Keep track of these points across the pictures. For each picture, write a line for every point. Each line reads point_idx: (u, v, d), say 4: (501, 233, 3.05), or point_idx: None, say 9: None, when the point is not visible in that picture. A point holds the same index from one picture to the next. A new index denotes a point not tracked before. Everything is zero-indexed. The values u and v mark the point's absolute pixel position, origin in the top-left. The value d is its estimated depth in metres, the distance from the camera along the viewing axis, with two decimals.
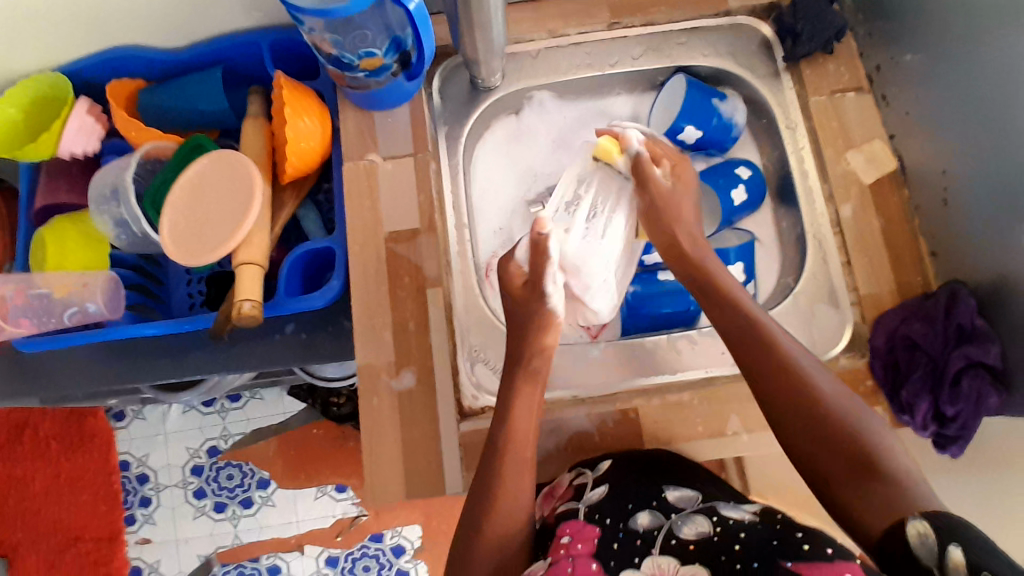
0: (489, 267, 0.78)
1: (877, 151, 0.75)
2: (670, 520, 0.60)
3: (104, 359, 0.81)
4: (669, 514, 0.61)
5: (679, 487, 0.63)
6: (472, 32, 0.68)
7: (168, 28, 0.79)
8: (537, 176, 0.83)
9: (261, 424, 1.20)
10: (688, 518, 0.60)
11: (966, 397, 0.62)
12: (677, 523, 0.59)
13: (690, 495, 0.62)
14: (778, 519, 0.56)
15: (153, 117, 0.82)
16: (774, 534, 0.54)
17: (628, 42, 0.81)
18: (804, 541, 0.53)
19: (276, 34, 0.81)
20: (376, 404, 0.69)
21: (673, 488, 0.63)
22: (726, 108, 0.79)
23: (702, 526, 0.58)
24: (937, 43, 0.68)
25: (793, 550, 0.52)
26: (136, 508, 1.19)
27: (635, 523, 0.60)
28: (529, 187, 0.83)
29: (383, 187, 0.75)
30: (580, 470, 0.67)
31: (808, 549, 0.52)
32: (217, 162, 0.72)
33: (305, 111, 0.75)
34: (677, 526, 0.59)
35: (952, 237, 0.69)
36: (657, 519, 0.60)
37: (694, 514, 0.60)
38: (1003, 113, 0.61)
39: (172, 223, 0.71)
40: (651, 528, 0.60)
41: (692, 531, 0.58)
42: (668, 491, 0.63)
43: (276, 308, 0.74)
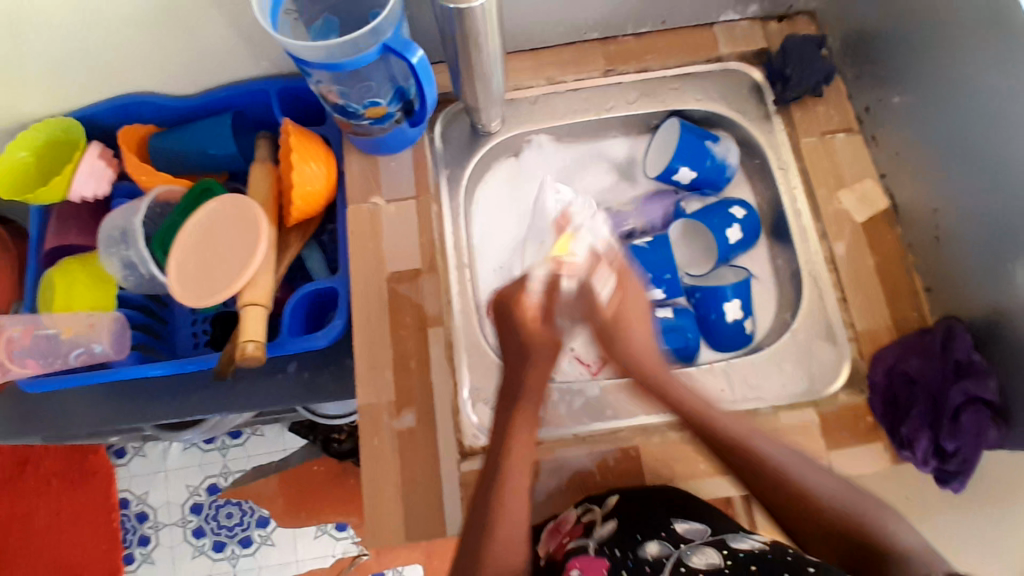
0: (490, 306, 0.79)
1: (868, 190, 0.77)
2: (678, 550, 0.59)
3: (107, 399, 0.81)
4: (678, 544, 0.60)
5: (688, 519, 0.62)
6: (472, 81, 0.71)
7: (181, 76, 0.82)
8: None
9: (263, 461, 1.20)
10: (697, 548, 0.59)
11: (966, 431, 0.62)
12: (686, 552, 0.59)
13: (699, 528, 0.61)
14: (789, 551, 0.56)
15: (163, 162, 0.85)
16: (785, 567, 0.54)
17: (623, 88, 0.84)
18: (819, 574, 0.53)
19: (284, 84, 0.83)
20: (377, 442, 0.69)
21: (681, 518, 0.62)
22: (719, 150, 0.81)
23: (712, 557, 0.57)
24: (923, 86, 0.70)
25: None
26: (135, 547, 1.18)
27: (645, 552, 0.60)
28: None
29: (386, 229, 0.77)
30: (587, 506, 0.66)
31: None
32: (227, 205, 0.74)
33: (312, 156, 0.77)
34: (687, 556, 0.58)
35: (946, 273, 0.70)
36: (666, 549, 0.60)
37: (704, 545, 0.59)
38: (989, 156, 0.63)
39: (180, 265, 0.73)
40: (660, 556, 0.59)
41: (702, 561, 0.57)
42: (676, 522, 0.62)
43: (279, 348, 0.75)
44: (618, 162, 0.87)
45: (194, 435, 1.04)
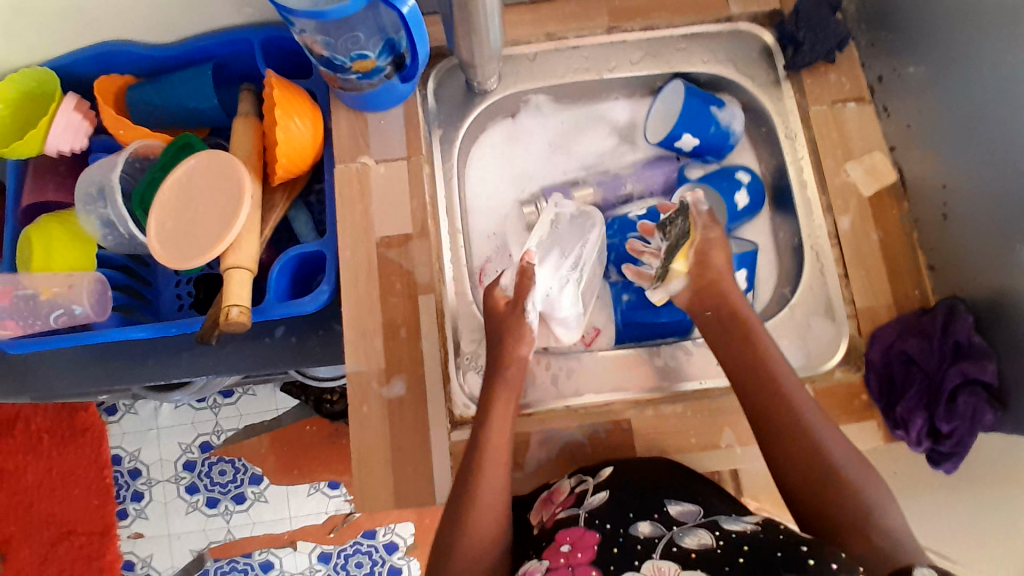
0: (483, 273, 0.78)
1: (878, 163, 0.74)
2: (671, 531, 0.57)
3: (94, 359, 0.80)
4: (670, 525, 0.58)
5: (681, 501, 0.60)
6: (468, 34, 0.67)
7: (155, 21, 0.77)
8: (531, 179, 0.83)
9: (254, 421, 1.19)
10: (689, 530, 0.56)
11: (961, 415, 0.61)
12: (678, 534, 0.56)
13: (691, 509, 0.59)
14: (780, 530, 0.53)
15: (141, 116, 0.81)
16: (779, 546, 0.51)
17: (627, 47, 0.80)
18: (809, 555, 0.49)
19: (268, 32, 0.78)
20: (365, 412, 0.68)
21: (674, 501, 0.60)
22: (724, 116, 0.78)
23: (704, 538, 0.55)
24: (942, 54, 0.66)
25: (796, 564, 0.49)
26: (129, 502, 1.19)
27: (635, 530, 0.58)
28: (523, 189, 0.82)
29: (376, 191, 0.74)
30: (580, 477, 0.65)
31: (812, 564, 0.48)
32: (205, 162, 0.71)
33: (297, 112, 0.74)
34: (678, 536, 0.56)
35: (953, 253, 0.68)
36: (658, 529, 0.57)
37: (696, 527, 0.56)
38: (1002, 132, 0.60)
39: (159, 226, 0.70)
40: (651, 536, 0.57)
41: (694, 541, 0.55)
42: (669, 505, 0.60)
43: (265, 313, 0.72)
44: (619, 126, 0.84)
45: (184, 395, 1.03)
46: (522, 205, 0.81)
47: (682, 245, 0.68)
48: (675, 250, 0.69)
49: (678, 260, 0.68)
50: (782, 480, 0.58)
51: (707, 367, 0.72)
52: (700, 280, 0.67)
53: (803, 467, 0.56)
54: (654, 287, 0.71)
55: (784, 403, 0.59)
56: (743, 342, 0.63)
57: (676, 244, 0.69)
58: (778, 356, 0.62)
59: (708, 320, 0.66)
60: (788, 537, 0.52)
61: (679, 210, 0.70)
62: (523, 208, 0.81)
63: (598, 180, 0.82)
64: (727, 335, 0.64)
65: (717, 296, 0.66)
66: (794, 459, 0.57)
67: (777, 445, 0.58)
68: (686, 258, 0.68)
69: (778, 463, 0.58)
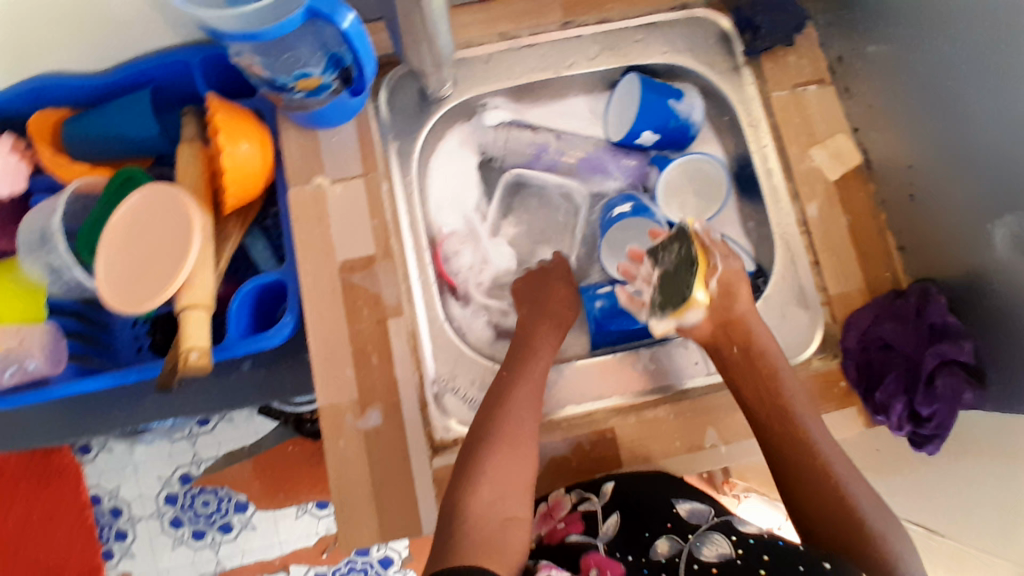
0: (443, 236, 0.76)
1: (842, 146, 0.73)
2: (688, 544, 0.59)
3: (55, 411, 0.77)
4: (686, 535, 0.60)
5: (689, 504, 0.64)
6: (417, 43, 0.64)
7: (82, 51, 0.72)
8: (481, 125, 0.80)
9: (233, 447, 1.13)
10: (705, 538, 0.59)
11: (942, 396, 0.61)
12: (695, 545, 0.58)
13: (700, 512, 0.63)
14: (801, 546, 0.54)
15: (79, 151, 0.76)
16: (801, 559, 0.52)
17: (583, 42, 0.77)
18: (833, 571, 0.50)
19: (205, 51, 0.74)
20: (342, 446, 0.66)
21: (682, 502, 0.64)
22: (683, 108, 0.75)
23: (722, 547, 0.57)
24: (900, 33, 0.65)
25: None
26: (113, 542, 1.12)
27: (656, 553, 0.59)
28: (479, 132, 0.80)
29: (334, 214, 0.71)
30: (584, 495, 0.67)
31: None
32: (150, 196, 0.67)
33: (243, 135, 0.70)
34: (697, 549, 0.57)
35: (922, 233, 0.67)
36: (676, 544, 0.59)
37: (711, 533, 0.59)
38: (963, 112, 0.60)
39: (108, 267, 0.67)
40: (671, 555, 0.58)
41: (713, 552, 0.56)
42: (679, 506, 0.63)
43: (227, 352, 0.69)
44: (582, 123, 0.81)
45: None
46: (478, 141, 0.81)
47: (695, 271, 0.60)
48: (686, 277, 0.60)
49: (700, 289, 0.60)
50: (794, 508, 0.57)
51: (687, 367, 0.71)
52: (723, 316, 0.63)
53: (812, 492, 0.56)
54: (662, 318, 0.61)
55: (796, 437, 0.59)
56: (757, 380, 0.63)
57: (684, 270, 0.61)
58: (793, 391, 0.62)
59: (736, 358, 0.63)
60: (808, 550, 0.53)
61: (676, 234, 0.62)
62: (479, 142, 0.81)
63: (568, 137, 0.81)
64: (736, 373, 0.64)
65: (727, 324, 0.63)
66: (805, 492, 0.56)
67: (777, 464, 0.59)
68: (704, 285, 0.60)
69: (791, 496, 0.57)
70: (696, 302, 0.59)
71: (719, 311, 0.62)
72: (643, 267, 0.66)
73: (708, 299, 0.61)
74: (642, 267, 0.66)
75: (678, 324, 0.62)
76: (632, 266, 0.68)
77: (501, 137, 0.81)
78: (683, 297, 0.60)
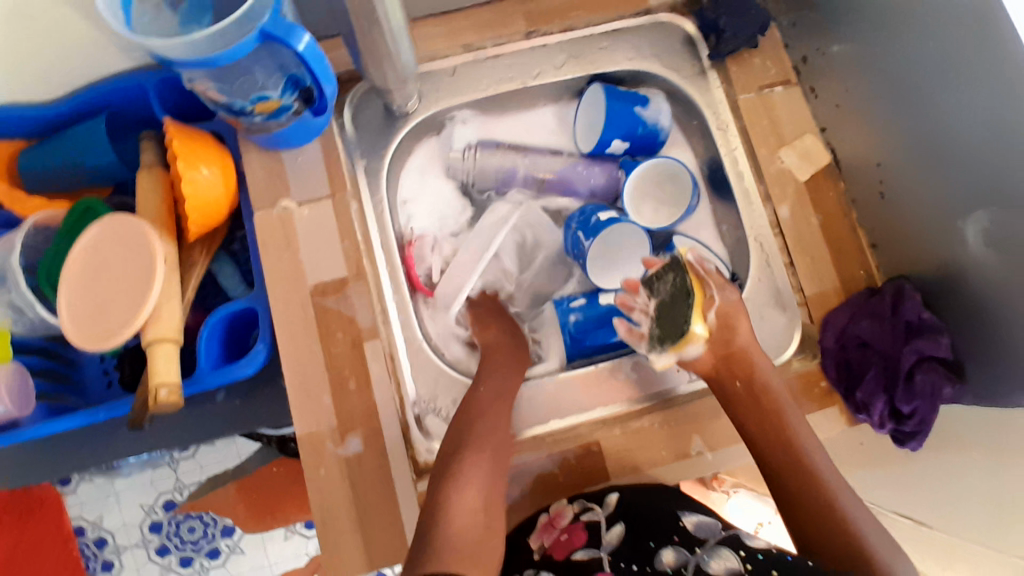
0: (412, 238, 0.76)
1: (810, 146, 0.73)
2: (696, 556, 0.60)
3: (28, 451, 0.75)
4: (693, 548, 0.61)
5: (696, 515, 0.64)
6: (379, 62, 0.63)
7: (35, 83, 0.70)
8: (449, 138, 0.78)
9: (216, 470, 1.09)
10: (713, 550, 0.59)
11: (921, 392, 0.61)
12: (703, 558, 0.59)
13: (708, 525, 0.63)
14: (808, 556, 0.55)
15: (36, 182, 0.74)
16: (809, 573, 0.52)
17: (548, 52, 0.77)
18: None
19: (162, 76, 0.72)
20: (322, 474, 0.65)
21: (689, 514, 0.64)
22: (650, 114, 0.75)
23: (730, 561, 0.57)
24: (861, 33, 0.65)
25: None
26: (99, 574, 1.08)
27: (661, 563, 0.61)
28: (447, 146, 0.78)
29: (303, 237, 0.69)
30: (586, 505, 0.66)
31: None
32: (110, 227, 0.66)
33: (203, 160, 0.68)
34: (704, 561, 0.59)
35: (893, 230, 0.67)
36: (682, 556, 0.60)
37: (720, 547, 0.59)
38: (927, 110, 0.60)
39: (70, 303, 0.65)
40: (677, 565, 0.60)
41: (720, 565, 0.57)
42: (685, 520, 0.64)
43: (198, 385, 0.68)
44: (550, 132, 0.81)
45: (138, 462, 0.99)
46: (446, 155, 0.78)
47: (693, 303, 0.61)
48: (683, 309, 0.61)
49: (701, 321, 0.61)
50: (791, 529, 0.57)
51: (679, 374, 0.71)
52: (724, 348, 0.63)
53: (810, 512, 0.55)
54: (663, 352, 0.62)
55: (800, 464, 0.58)
56: (760, 410, 0.62)
57: (680, 302, 0.61)
58: (797, 422, 0.61)
59: (737, 392, 0.63)
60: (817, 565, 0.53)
61: (670, 264, 0.62)
62: (447, 156, 0.78)
63: (539, 151, 0.79)
64: (739, 406, 0.63)
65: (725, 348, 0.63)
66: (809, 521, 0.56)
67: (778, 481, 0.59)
68: (703, 318, 0.61)
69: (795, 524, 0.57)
70: (695, 335, 0.60)
71: (720, 343, 0.62)
72: (638, 299, 0.64)
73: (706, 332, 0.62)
74: (637, 299, 0.64)
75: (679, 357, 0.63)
76: (628, 297, 0.65)
77: (471, 158, 0.77)
78: (683, 331, 0.60)
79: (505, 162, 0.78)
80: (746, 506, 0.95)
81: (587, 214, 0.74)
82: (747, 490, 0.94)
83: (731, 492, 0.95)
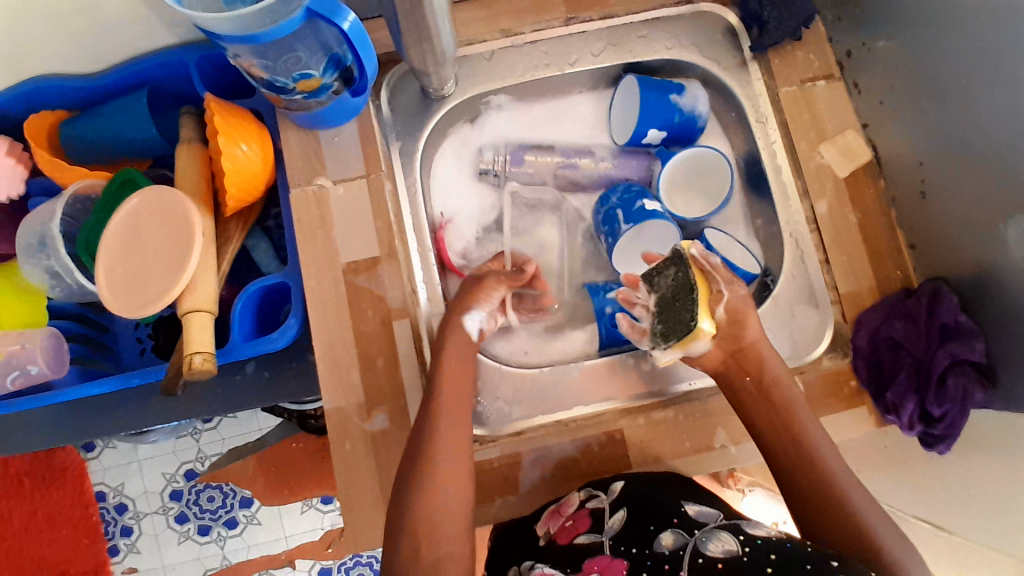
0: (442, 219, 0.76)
1: (851, 142, 0.72)
2: (694, 538, 0.58)
3: (61, 415, 0.77)
4: (693, 532, 0.59)
5: (701, 505, 0.62)
6: (419, 41, 0.63)
7: (81, 54, 0.71)
8: (480, 144, 0.79)
9: (238, 443, 1.11)
10: (712, 534, 0.57)
11: (952, 396, 0.61)
12: (701, 541, 0.57)
13: (712, 514, 0.61)
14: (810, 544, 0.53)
15: (79, 153, 0.75)
16: (809, 559, 0.50)
17: (587, 38, 0.76)
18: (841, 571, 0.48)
19: (202, 51, 0.73)
20: (348, 449, 0.66)
21: (693, 503, 0.62)
22: (686, 102, 0.74)
23: (729, 543, 0.55)
24: (909, 29, 0.64)
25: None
26: (118, 538, 1.11)
27: (659, 546, 0.58)
28: (479, 156, 0.79)
29: (338, 213, 0.70)
30: (592, 492, 0.66)
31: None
32: (149, 197, 0.67)
33: (241, 135, 0.69)
34: (702, 544, 0.57)
35: (932, 231, 0.67)
36: (681, 538, 0.58)
37: (719, 531, 0.57)
38: (973, 111, 0.59)
39: (108, 271, 0.66)
40: (676, 548, 0.58)
41: (719, 548, 0.55)
42: (687, 506, 0.62)
43: (231, 355, 0.69)
44: (584, 120, 0.80)
45: None
46: (479, 169, 0.78)
47: (696, 298, 0.60)
48: (689, 305, 0.60)
49: (705, 317, 0.59)
50: (809, 526, 0.57)
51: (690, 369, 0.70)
52: (733, 344, 0.62)
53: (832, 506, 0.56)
54: (667, 349, 0.61)
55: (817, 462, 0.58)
56: (780, 407, 0.61)
57: (683, 297, 0.60)
58: (807, 419, 0.60)
59: (748, 386, 0.62)
60: (818, 551, 0.51)
61: (672, 258, 0.61)
62: (480, 170, 0.78)
63: (568, 151, 0.79)
64: (753, 411, 0.62)
65: (733, 344, 0.62)
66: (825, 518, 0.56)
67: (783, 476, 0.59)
68: (709, 315, 0.60)
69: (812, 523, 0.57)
70: (703, 331, 0.59)
71: (728, 339, 0.61)
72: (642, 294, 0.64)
73: (714, 329, 0.60)
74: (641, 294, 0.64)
75: (684, 353, 0.62)
76: (630, 293, 0.65)
77: (501, 170, 0.78)
78: (688, 328, 0.59)
79: (536, 168, 0.78)
80: (757, 506, 0.94)
81: (632, 194, 0.74)
82: (762, 489, 0.93)
83: (745, 490, 0.94)
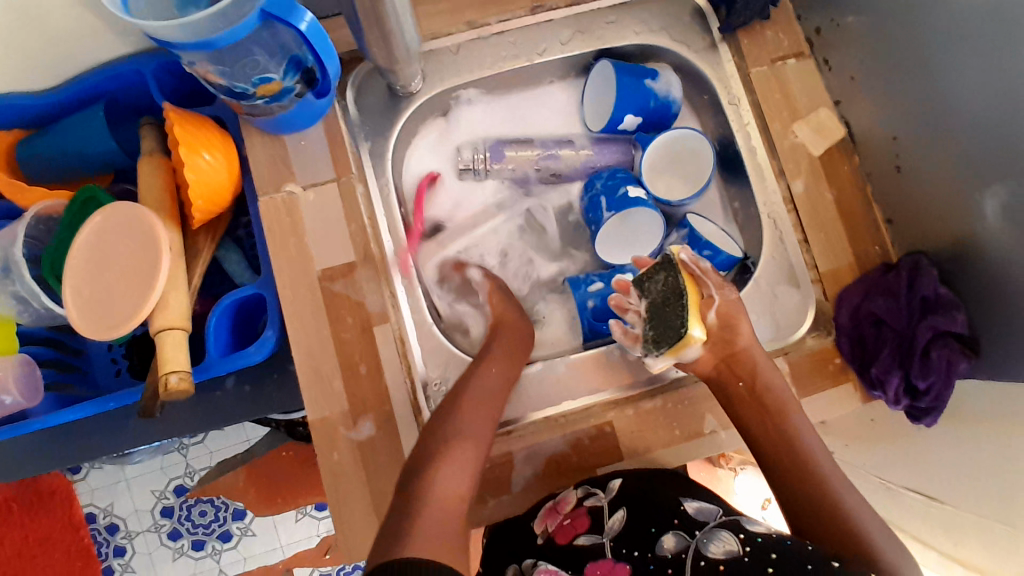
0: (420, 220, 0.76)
1: (824, 120, 0.72)
2: (696, 540, 0.58)
3: (40, 445, 0.75)
4: (693, 532, 0.59)
5: (699, 499, 0.62)
6: (383, 39, 0.62)
7: (30, 69, 0.68)
8: (457, 142, 0.78)
9: (226, 455, 1.09)
10: (712, 534, 0.58)
11: (936, 368, 0.60)
12: (702, 542, 0.58)
13: (710, 508, 0.61)
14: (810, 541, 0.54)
15: (36, 172, 0.73)
16: (808, 560, 0.52)
17: (554, 27, 0.75)
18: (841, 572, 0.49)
19: (158, 59, 0.71)
20: (336, 459, 0.65)
21: (692, 498, 0.62)
22: (661, 86, 0.73)
23: (730, 544, 0.56)
24: (877, 3, 0.64)
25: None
26: (112, 559, 1.09)
27: (662, 549, 0.59)
28: (460, 157, 0.78)
29: (310, 219, 0.68)
30: (589, 490, 0.65)
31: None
32: (115, 216, 0.65)
33: (203, 145, 0.66)
34: (704, 545, 0.57)
35: (908, 204, 0.67)
36: (682, 540, 0.59)
37: (719, 530, 0.58)
38: (944, 81, 0.59)
39: (75, 292, 0.64)
40: (678, 551, 0.58)
41: (720, 549, 0.56)
42: (686, 504, 0.62)
43: (207, 371, 0.67)
44: (558, 110, 0.80)
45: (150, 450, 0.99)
46: (461, 172, 0.77)
47: (687, 305, 0.60)
48: (679, 312, 0.60)
49: (699, 324, 0.60)
50: (804, 514, 0.57)
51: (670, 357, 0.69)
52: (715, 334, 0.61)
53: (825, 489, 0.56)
54: (659, 357, 0.61)
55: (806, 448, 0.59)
56: (770, 395, 0.62)
57: (673, 304, 0.60)
58: (799, 412, 0.61)
59: (741, 382, 0.62)
60: (817, 549, 0.52)
61: (662, 264, 0.62)
62: (462, 173, 0.77)
63: (548, 143, 0.77)
64: (742, 399, 0.62)
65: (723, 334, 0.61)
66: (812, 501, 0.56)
67: (774, 458, 0.60)
68: (700, 322, 0.60)
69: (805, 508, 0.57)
70: (694, 338, 0.59)
71: (721, 345, 0.62)
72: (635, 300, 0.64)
73: (706, 335, 0.61)
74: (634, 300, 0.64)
75: (676, 360, 0.62)
76: (622, 299, 0.65)
77: (482, 167, 0.77)
78: (679, 334, 0.59)
79: (518, 163, 0.77)
80: (749, 485, 0.95)
81: (617, 180, 0.72)
82: (753, 468, 0.94)
83: (737, 469, 0.95)
